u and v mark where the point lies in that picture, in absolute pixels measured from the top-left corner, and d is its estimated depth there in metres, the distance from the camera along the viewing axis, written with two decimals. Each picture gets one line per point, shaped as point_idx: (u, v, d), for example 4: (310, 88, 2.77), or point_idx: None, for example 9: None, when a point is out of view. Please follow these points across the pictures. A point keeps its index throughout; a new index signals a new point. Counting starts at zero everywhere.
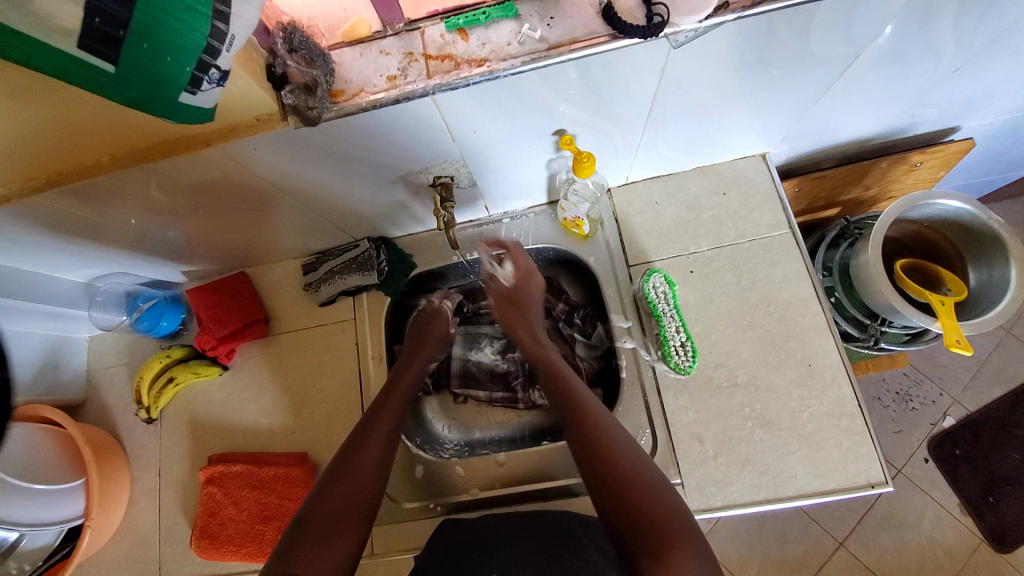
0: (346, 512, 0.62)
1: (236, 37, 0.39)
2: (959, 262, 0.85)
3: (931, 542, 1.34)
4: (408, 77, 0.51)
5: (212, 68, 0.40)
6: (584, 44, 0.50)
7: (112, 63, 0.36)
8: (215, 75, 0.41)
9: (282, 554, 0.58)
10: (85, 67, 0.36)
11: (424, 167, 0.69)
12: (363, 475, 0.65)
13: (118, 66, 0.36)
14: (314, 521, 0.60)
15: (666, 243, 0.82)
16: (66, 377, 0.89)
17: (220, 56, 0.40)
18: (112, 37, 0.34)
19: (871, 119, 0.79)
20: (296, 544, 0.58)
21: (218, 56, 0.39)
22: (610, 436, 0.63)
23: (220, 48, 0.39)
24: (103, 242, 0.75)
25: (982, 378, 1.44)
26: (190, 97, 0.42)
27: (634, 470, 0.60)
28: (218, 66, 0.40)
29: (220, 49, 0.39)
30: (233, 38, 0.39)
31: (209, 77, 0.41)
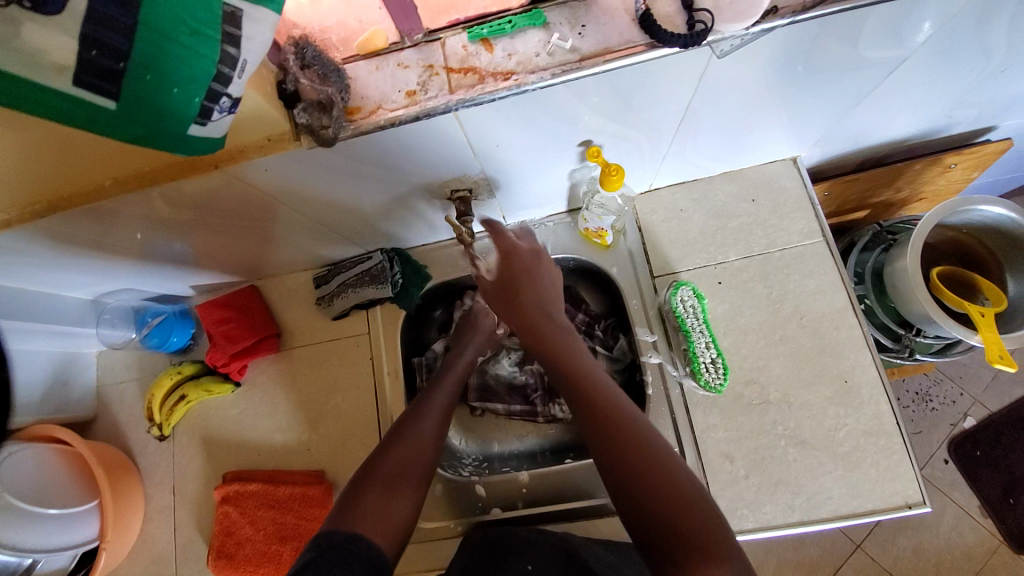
0: (411, 471, 0.59)
1: (248, 62, 0.37)
2: (998, 271, 0.81)
3: (950, 544, 1.32)
4: (429, 92, 0.48)
5: (223, 96, 0.38)
6: (619, 55, 0.46)
7: (115, 99, 0.34)
8: (226, 103, 0.39)
9: (341, 507, 0.55)
10: (89, 103, 0.34)
11: (442, 182, 0.65)
12: (430, 438, 0.63)
13: (120, 101, 0.34)
14: (376, 478, 0.57)
15: (692, 252, 0.78)
16: (76, 396, 0.88)
17: (230, 83, 0.37)
18: (113, 70, 0.33)
19: (909, 120, 0.75)
20: (356, 498, 0.55)
21: (229, 83, 0.37)
22: (625, 419, 0.52)
23: (231, 74, 0.37)
24: (109, 259, 0.73)
25: (1005, 377, 1.40)
26: (200, 128, 0.40)
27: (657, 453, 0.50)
28: (229, 94, 0.38)
29: (231, 75, 0.37)
30: (246, 63, 0.37)
31: (220, 106, 0.39)
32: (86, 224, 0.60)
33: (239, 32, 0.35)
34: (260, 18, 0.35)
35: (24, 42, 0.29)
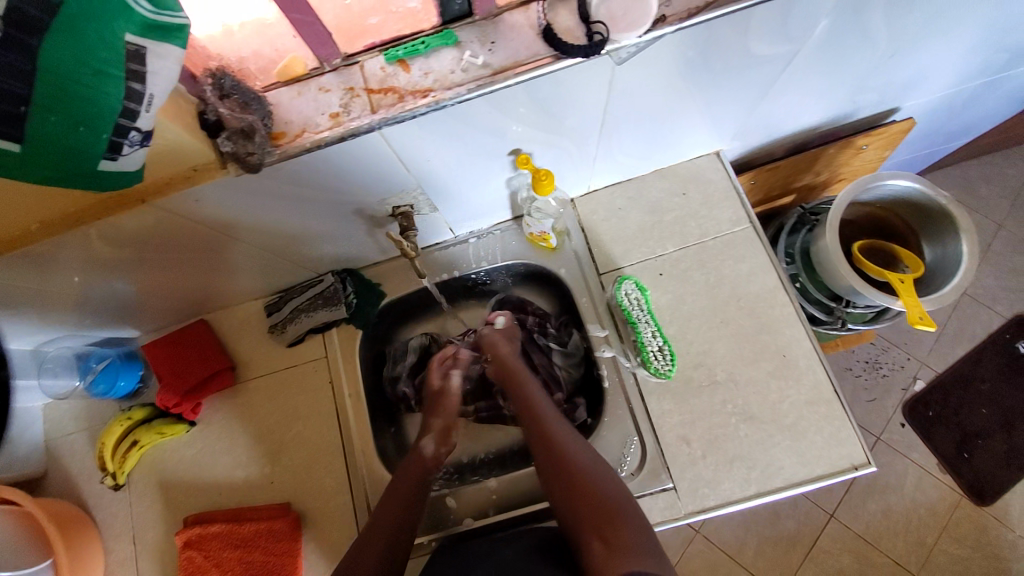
0: (388, 551, 0.60)
1: (155, 96, 0.38)
2: (914, 240, 0.88)
3: (914, 503, 1.39)
4: (352, 113, 0.50)
5: (132, 131, 0.39)
6: (529, 67, 0.49)
7: (17, 141, 0.35)
8: (137, 137, 0.40)
9: None
10: None
11: (381, 199, 0.67)
12: (403, 514, 0.63)
13: (23, 143, 0.35)
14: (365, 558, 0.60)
15: (634, 247, 0.82)
16: (21, 455, 0.81)
17: (139, 117, 0.39)
18: (13, 114, 0.33)
19: (815, 109, 0.81)
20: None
21: (137, 117, 0.39)
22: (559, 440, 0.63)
23: (139, 108, 0.38)
24: (43, 305, 0.70)
25: (945, 339, 1.50)
26: (111, 163, 0.41)
27: (586, 463, 0.61)
28: (138, 128, 0.40)
29: (138, 110, 0.38)
30: (152, 97, 0.38)
31: (130, 141, 0.40)
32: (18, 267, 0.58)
33: (144, 68, 0.37)
34: (165, 53, 0.37)
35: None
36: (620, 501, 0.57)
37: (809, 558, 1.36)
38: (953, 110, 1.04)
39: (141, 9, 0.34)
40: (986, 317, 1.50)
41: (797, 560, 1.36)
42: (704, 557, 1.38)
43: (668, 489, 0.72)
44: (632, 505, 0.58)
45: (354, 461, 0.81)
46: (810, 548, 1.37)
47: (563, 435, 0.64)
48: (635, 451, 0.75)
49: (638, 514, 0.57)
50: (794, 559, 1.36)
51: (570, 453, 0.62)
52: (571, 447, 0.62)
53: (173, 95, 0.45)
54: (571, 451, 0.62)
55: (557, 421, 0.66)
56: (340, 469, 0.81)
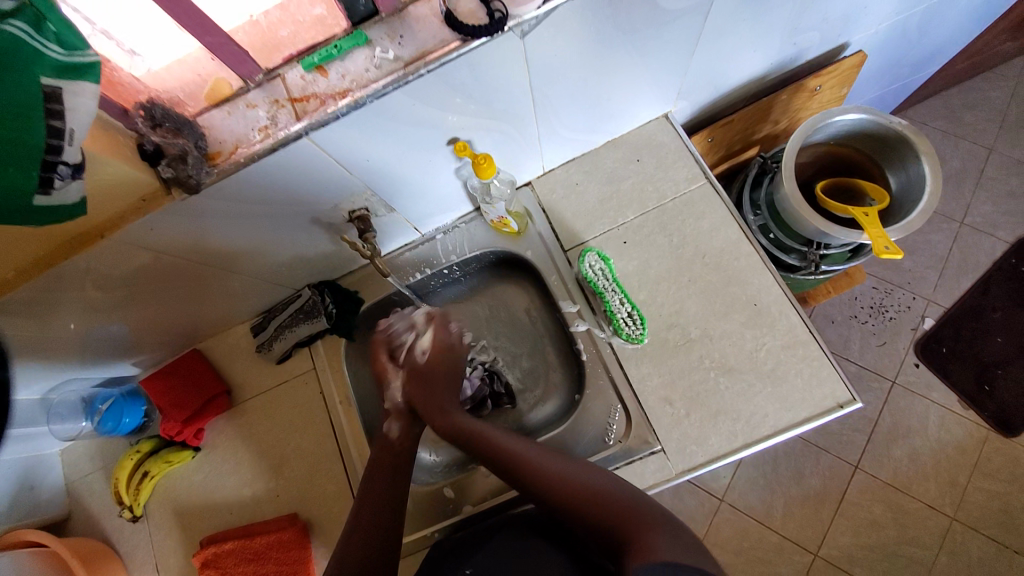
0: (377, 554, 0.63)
1: (75, 129, 0.42)
2: (878, 172, 0.87)
3: (941, 443, 1.36)
4: (280, 124, 0.53)
5: (60, 165, 0.43)
6: (436, 54, 0.52)
7: None
8: (66, 170, 0.44)
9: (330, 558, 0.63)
10: None
11: (334, 205, 0.69)
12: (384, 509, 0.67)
13: None
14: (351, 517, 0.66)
15: (595, 220, 0.83)
16: (46, 496, 0.85)
17: (64, 151, 0.42)
18: None
19: (756, 56, 0.81)
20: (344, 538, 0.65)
21: (63, 152, 0.42)
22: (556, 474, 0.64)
23: (62, 143, 0.42)
24: (43, 353, 0.74)
25: (949, 273, 1.46)
26: (46, 197, 0.44)
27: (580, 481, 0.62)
28: (66, 161, 0.43)
29: (62, 145, 0.42)
30: (73, 131, 0.42)
31: (60, 174, 0.43)
32: (19, 321, 0.63)
33: (63, 107, 0.41)
34: (81, 90, 0.41)
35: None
36: (637, 502, 0.60)
37: (840, 513, 1.33)
38: (909, 39, 1.03)
39: (52, 52, 0.39)
40: (989, 245, 1.46)
41: (827, 517, 1.34)
42: (732, 525, 1.36)
43: (656, 451, 0.73)
44: (643, 502, 0.60)
45: (351, 462, 0.84)
46: (839, 503, 1.34)
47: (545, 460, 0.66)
48: (619, 418, 0.76)
49: (652, 509, 0.59)
50: (824, 516, 1.34)
51: (568, 482, 0.63)
52: (555, 473, 0.64)
53: (105, 132, 0.48)
54: (561, 475, 0.64)
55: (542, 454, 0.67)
56: (340, 474, 0.83)
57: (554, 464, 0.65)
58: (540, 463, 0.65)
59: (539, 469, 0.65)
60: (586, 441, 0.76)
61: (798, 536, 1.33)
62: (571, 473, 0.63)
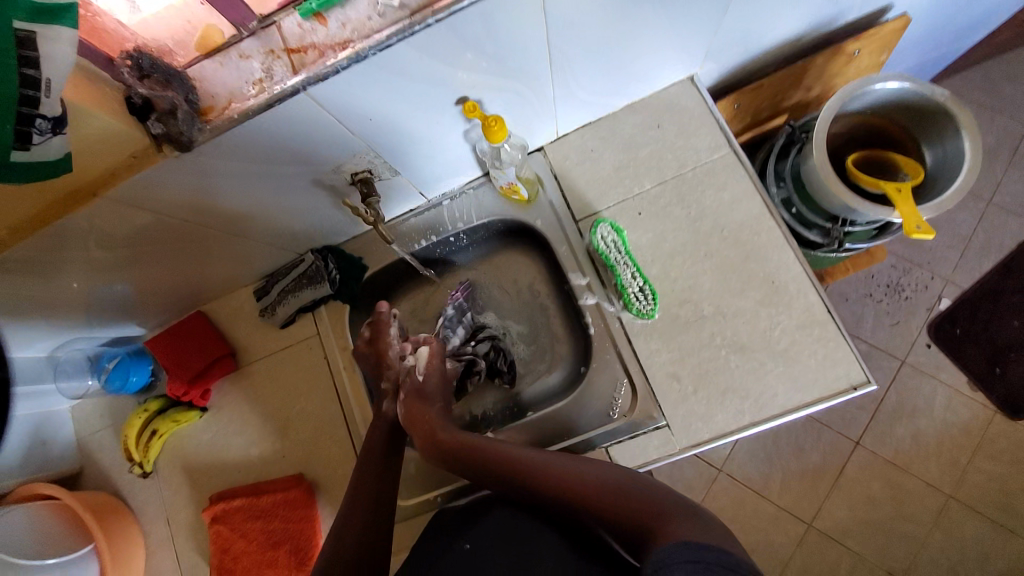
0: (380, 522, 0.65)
1: (53, 79, 0.39)
2: (913, 145, 0.82)
3: (944, 423, 1.35)
4: (275, 78, 0.49)
5: (38, 118, 0.40)
6: (445, 3, 0.47)
7: None
8: (45, 124, 0.41)
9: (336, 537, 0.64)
10: None
11: (335, 167, 0.66)
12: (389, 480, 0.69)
13: None
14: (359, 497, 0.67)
15: (609, 189, 0.79)
16: (57, 452, 0.88)
17: (42, 104, 0.40)
18: None
19: (794, 15, 0.74)
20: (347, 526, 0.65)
21: (40, 104, 0.40)
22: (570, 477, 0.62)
23: (39, 95, 0.39)
24: (47, 312, 0.74)
25: (972, 254, 1.41)
26: (26, 153, 0.41)
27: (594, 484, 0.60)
28: (44, 115, 0.40)
29: (39, 96, 0.39)
30: (50, 82, 0.39)
31: (38, 128, 0.41)
32: (18, 280, 0.61)
33: (38, 54, 0.38)
34: (57, 35, 0.38)
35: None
36: (639, 493, 0.58)
37: (836, 487, 1.35)
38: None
39: None
40: (1017, 225, 1.40)
41: (824, 491, 1.36)
42: (729, 495, 1.39)
43: (661, 426, 0.72)
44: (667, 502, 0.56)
45: (356, 427, 0.84)
46: (837, 477, 1.36)
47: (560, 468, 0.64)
48: (625, 393, 0.75)
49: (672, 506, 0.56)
50: (820, 490, 1.36)
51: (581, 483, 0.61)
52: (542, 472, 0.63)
53: (89, 82, 0.45)
54: (572, 483, 0.61)
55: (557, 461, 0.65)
56: (345, 438, 0.84)
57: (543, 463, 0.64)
58: (539, 466, 0.64)
59: (540, 471, 0.64)
60: (589, 414, 0.76)
61: (793, 508, 1.36)
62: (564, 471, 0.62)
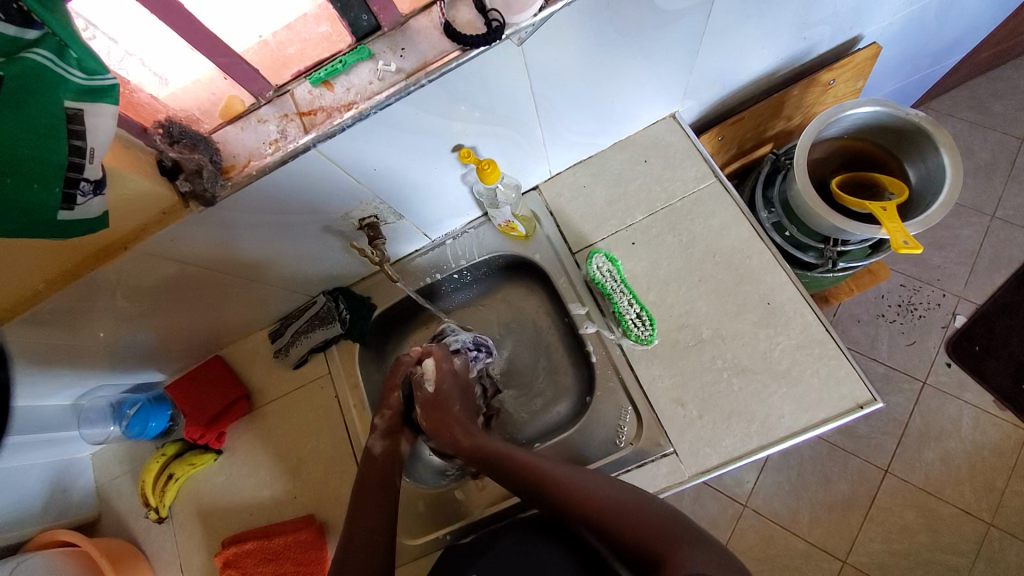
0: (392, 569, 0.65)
1: (96, 148, 0.45)
2: (895, 164, 0.85)
3: (975, 445, 1.30)
4: (289, 137, 0.55)
5: (81, 181, 0.45)
6: (437, 65, 0.53)
7: None
8: (88, 186, 0.46)
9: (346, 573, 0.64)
10: None
11: (344, 214, 0.71)
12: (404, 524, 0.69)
13: None
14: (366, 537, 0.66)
15: (602, 222, 0.83)
16: (76, 498, 0.90)
17: (86, 169, 0.45)
18: None
19: (764, 53, 0.80)
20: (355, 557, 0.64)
21: (84, 169, 0.45)
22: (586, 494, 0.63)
23: (84, 161, 0.45)
24: (76, 360, 0.78)
25: (981, 269, 1.40)
26: (69, 212, 0.46)
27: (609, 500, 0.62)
28: (87, 178, 0.46)
29: (83, 163, 0.45)
30: (93, 150, 0.45)
31: (81, 190, 0.46)
32: (51, 330, 0.66)
33: (84, 127, 0.43)
34: (101, 111, 0.44)
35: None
36: (668, 516, 0.60)
37: (869, 519, 1.29)
38: (928, 29, 1.00)
39: (75, 77, 0.41)
40: None
41: (856, 523, 1.29)
42: (755, 531, 1.33)
43: (668, 453, 0.72)
44: (680, 521, 0.60)
45: None
46: (869, 508, 1.29)
47: (575, 479, 0.64)
48: (631, 421, 0.75)
49: (688, 527, 0.60)
50: (852, 522, 1.29)
51: (592, 498, 0.62)
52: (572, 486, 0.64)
53: (127, 151, 0.51)
54: (590, 500, 0.62)
55: (565, 473, 0.65)
56: (355, 475, 0.85)
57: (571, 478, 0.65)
58: (561, 484, 0.64)
59: (561, 489, 0.64)
60: (597, 443, 0.76)
61: (824, 543, 1.29)
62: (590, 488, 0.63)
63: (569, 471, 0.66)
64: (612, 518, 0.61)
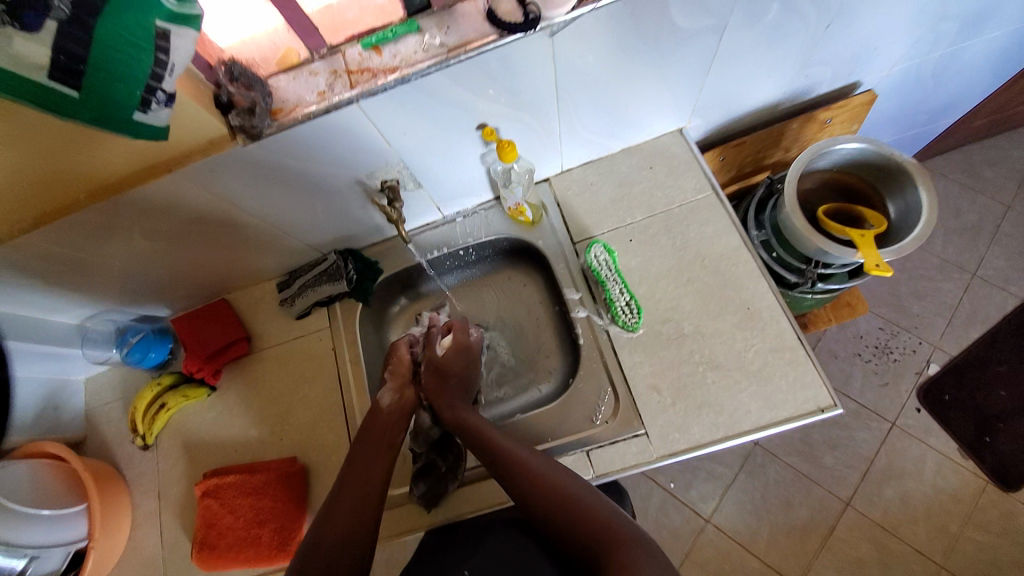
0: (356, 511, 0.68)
1: (176, 65, 0.49)
2: (879, 200, 0.92)
3: (934, 488, 1.35)
4: (335, 91, 0.61)
5: (159, 91, 0.50)
6: (476, 45, 0.60)
7: (75, 89, 0.46)
8: (162, 96, 0.51)
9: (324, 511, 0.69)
10: (56, 92, 0.46)
11: (370, 172, 0.76)
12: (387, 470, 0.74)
13: (79, 91, 0.46)
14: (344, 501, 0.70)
15: (605, 217, 0.89)
16: (67, 417, 0.94)
17: (164, 80, 0.50)
18: (73, 70, 0.45)
19: (769, 83, 0.88)
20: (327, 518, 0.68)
21: (163, 80, 0.49)
22: (558, 489, 0.64)
23: (163, 74, 0.49)
24: (90, 282, 0.83)
25: (958, 322, 1.48)
26: (142, 116, 0.51)
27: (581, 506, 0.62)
28: (164, 89, 0.50)
29: (163, 75, 0.49)
30: (173, 66, 0.49)
31: (157, 99, 0.51)
32: (81, 238, 0.71)
33: (168, 45, 0.48)
34: (185, 35, 0.48)
35: (11, 51, 0.41)
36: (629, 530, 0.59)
37: (826, 547, 1.33)
38: (925, 85, 1.08)
39: (168, 3, 0.45)
40: (1001, 298, 1.48)
41: (813, 550, 1.33)
42: (715, 548, 1.37)
43: (639, 434, 0.77)
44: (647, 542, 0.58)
45: (353, 419, 0.89)
46: (826, 538, 1.34)
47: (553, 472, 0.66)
48: (608, 402, 0.80)
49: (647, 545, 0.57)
50: (809, 550, 1.33)
51: (565, 498, 0.63)
52: (564, 494, 0.64)
53: (191, 78, 0.56)
54: (562, 496, 0.63)
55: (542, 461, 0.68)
56: (342, 425, 0.89)
57: (559, 478, 0.65)
58: (538, 475, 0.66)
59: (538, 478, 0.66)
60: (574, 420, 0.80)
61: (781, 566, 1.33)
62: (570, 495, 0.64)
63: (555, 473, 0.66)
64: (574, 513, 0.61)
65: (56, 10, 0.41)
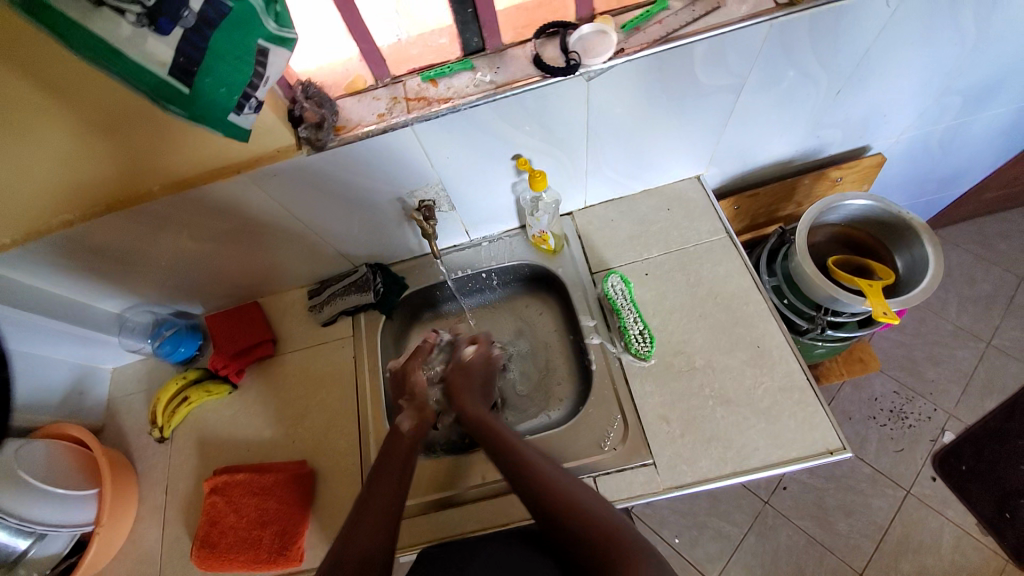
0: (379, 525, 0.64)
1: (270, 77, 0.58)
2: (887, 254, 0.96)
3: (954, 565, 1.28)
4: (393, 114, 0.69)
5: (252, 98, 0.58)
6: (521, 84, 0.68)
7: (187, 86, 0.53)
8: (254, 103, 0.59)
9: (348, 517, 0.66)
10: (172, 88, 0.53)
11: (410, 191, 0.83)
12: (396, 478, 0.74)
13: (190, 88, 0.54)
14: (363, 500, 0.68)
15: (624, 251, 0.95)
16: (89, 403, 0.97)
17: (258, 89, 0.58)
18: (189, 70, 0.52)
19: (784, 140, 0.94)
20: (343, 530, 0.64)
21: (257, 89, 0.58)
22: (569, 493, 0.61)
23: (259, 83, 0.57)
24: (140, 275, 0.89)
25: (974, 391, 1.46)
26: (235, 117, 0.59)
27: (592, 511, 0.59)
28: (256, 96, 0.58)
29: (258, 84, 0.57)
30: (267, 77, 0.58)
31: (249, 104, 0.59)
32: (144, 229, 0.77)
33: (266, 60, 0.56)
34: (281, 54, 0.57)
35: (145, 49, 0.49)
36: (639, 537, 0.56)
37: None
38: (931, 154, 1.15)
39: (269, 26, 0.53)
40: (1018, 370, 1.47)
41: None
42: None
43: (647, 464, 0.77)
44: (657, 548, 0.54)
45: (365, 427, 0.91)
46: None
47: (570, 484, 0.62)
48: (618, 427, 0.81)
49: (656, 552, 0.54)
50: None
51: (576, 500, 0.60)
52: (583, 506, 0.60)
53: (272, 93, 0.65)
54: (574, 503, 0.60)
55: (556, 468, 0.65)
56: (353, 432, 0.90)
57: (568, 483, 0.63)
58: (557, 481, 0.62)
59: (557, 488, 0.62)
60: (583, 445, 0.80)
61: None
62: (582, 498, 0.60)
63: (567, 478, 0.64)
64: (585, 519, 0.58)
65: (184, 20, 0.49)
